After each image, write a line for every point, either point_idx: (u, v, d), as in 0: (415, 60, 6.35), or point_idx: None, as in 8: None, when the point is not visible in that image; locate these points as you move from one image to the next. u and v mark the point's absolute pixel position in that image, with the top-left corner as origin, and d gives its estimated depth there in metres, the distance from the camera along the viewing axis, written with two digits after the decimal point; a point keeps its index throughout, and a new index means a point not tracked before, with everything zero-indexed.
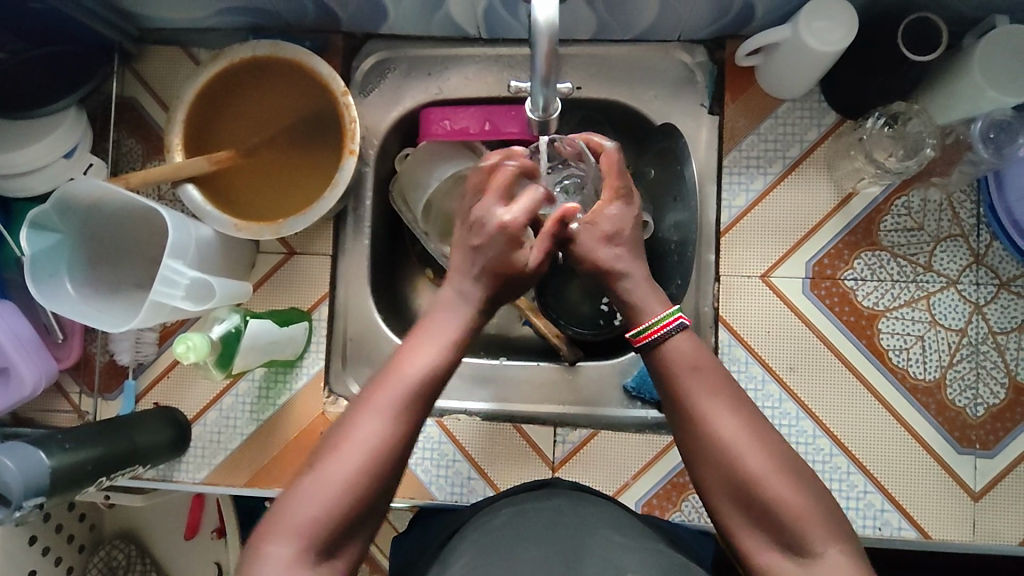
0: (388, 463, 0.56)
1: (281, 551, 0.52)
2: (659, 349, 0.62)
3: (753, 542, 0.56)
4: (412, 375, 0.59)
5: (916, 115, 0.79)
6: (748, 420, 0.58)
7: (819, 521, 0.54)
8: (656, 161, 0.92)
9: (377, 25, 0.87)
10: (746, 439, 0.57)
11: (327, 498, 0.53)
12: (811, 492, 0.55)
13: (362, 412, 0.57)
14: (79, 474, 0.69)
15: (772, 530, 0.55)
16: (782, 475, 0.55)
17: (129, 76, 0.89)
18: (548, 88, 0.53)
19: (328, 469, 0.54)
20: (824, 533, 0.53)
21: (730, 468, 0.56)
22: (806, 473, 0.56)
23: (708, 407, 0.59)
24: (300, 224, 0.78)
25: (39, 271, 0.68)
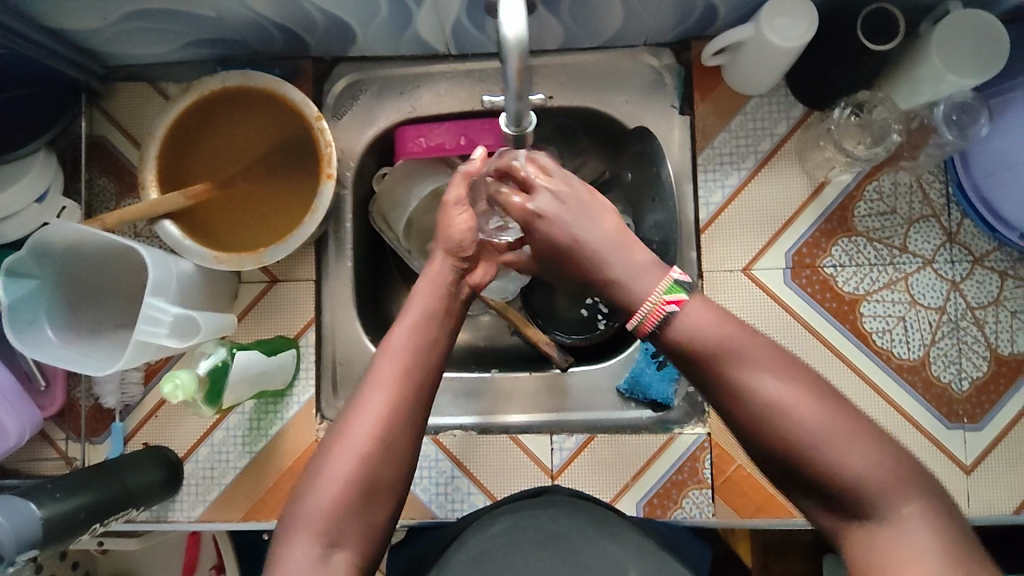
0: (397, 451, 0.59)
1: (301, 548, 0.55)
2: (667, 331, 0.55)
3: (819, 511, 0.52)
4: (407, 364, 0.61)
5: (880, 102, 0.81)
6: (796, 388, 0.51)
7: (889, 482, 0.49)
8: (632, 163, 0.92)
9: (346, 48, 0.87)
10: (800, 409, 0.51)
11: (340, 493, 0.57)
12: (878, 452, 0.50)
13: (363, 408, 0.59)
14: (72, 522, 0.67)
15: (840, 500, 0.50)
16: (846, 439, 0.50)
17: (97, 115, 0.88)
18: (521, 101, 0.54)
19: (339, 468, 0.57)
20: (899, 495, 0.49)
21: (779, 438, 0.51)
22: (871, 431, 0.51)
23: (749, 381, 0.52)
24: (281, 252, 0.77)
25: (17, 318, 0.67)
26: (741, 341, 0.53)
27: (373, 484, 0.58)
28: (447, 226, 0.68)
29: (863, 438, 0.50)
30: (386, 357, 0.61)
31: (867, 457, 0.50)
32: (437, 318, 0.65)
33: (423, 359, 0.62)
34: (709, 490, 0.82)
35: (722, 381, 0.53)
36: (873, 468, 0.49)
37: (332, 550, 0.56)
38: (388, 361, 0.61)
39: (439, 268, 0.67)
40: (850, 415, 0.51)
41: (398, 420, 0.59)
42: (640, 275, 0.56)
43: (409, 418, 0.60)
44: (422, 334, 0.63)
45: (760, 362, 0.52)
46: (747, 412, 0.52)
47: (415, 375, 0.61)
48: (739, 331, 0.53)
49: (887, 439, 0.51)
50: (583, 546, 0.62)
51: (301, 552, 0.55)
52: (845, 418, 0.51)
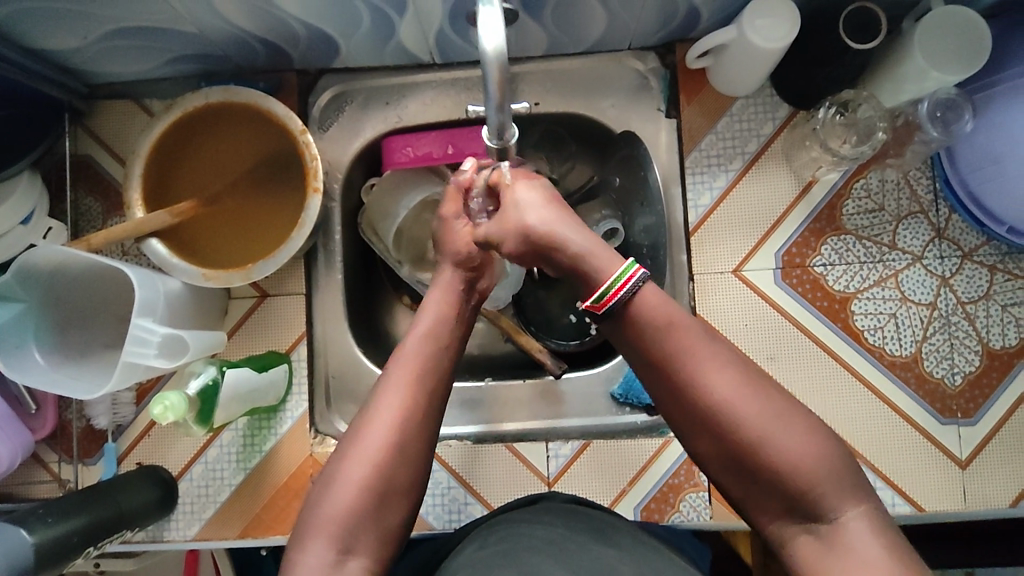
0: (411, 454, 0.59)
1: (317, 552, 0.55)
2: (622, 321, 0.58)
3: (764, 510, 0.55)
4: (422, 365, 0.62)
5: (865, 100, 0.81)
6: (741, 383, 0.54)
7: (825, 472, 0.52)
8: (619, 169, 0.96)
9: (330, 60, 0.86)
10: (742, 403, 0.53)
11: (357, 496, 0.57)
12: (818, 446, 0.53)
13: (379, 408, 0.59)
14: (66, 547, 0.66)
15: (782, 497, 0.53)
16: (786, 431, 0.53)
17: (82, 134, 0.88)
18: (503, 113, 0.53)
19: (356, 469, 0.57)
20: (836, 485, 0.52)
21: (724, 430, 0.54)
22: (811, 425, 0.54)
23: (697, 374, 0.55)
24: (269, 267, 0.76)
25: (4, 343, 0.67)
26: (687, 338, 0.56)
27: (390, 484, 0.58)
28: (450, 239, 0.70)
29: (803, 433, 0.53)
30: (402, 361, 0.62)
31: (808, 450, 0.52)
32: (449, 325, 0.66)
33: (436, 363, 0.63)
34: (706, 493, 0.82)
35: (673, 376, 0.56)
36: (814, 461, 0.52)
37: (345, 557, 0.56)
38: (404, 364, 0.62)
39: (449, 278, 0.69)
40: (790, 408, 0.54)
41: (416, 420, 0.60)
42: (593, 254, 0.60)
43: (425, 417, 0.60)
44: (436, 337, 0.64)
45: (707, 357, 0.55)
46: (696, 406, 0.55)
47: (431, 376, 0.62)
48: (688, 329, 0.56)
49: (825, 433, 0.54)
50: (581, 554, 0.60)
51: (315, 557, 0.55)
52: (785, 412, 0.54)
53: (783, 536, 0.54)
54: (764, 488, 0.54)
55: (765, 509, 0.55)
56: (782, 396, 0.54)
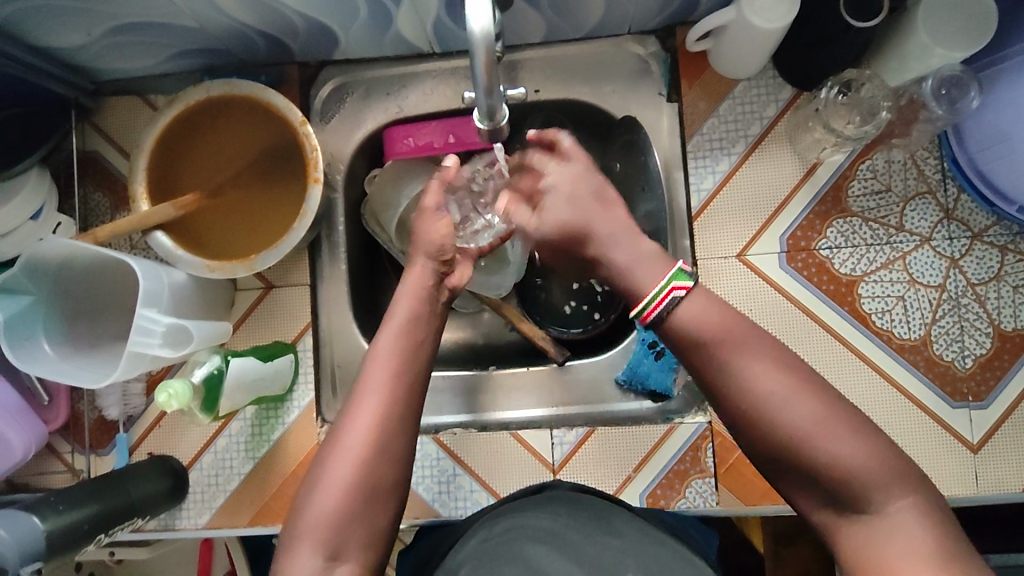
0: (394, 454, 0.60)
1: (305, 558, 0.56)
2: (671, 322, 0.58)
3: (812, 503, 0.55)
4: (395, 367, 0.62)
5: (868, 80, 0.80)
6: (787, 385, 0.54)
7: (875, 469, 0.52)
8: (620, 154, 0.94)
9: (330, 52, 0.87)
10: (792, 405, 0.54)
11: (344, 499, 0.57)
12: (870, 448, 0.53)
13: (356, 415, 0.60)
14: (76, 534, 0.67)
15: (826, 492, 0.54)
16: (834, 429, 0.53)
17: (89, 130, 0.89)
18: (492, 97, 0.54)
19: (338, 476, 0.58)
20: (886, 484, 0.52)
21: (769, 426, 0.54)
22: (861, 427, 0.53)
23: (743, 376, 0.55)
24: (272, 257, 0.77)
25: (15, 336, 0.68)
26: (737, 341, 0.56)
27: (371, 488, 0.58)
28: (421, 234, 0.70)
29: (846, 430, 0.53)
30: (376, 362, 0.62)
31: (856, 452, 0.52)
32: (422, 323, 0.66)
33: (410, 362, 0.63)
34: (712, 479, 0.82)
35: (723, 379, 0.56)
36: (861, 463, 0.52)
37: (335, 563, 0.56)
38: (378, 366, 0.62)
39: (421, 273, 0.68)
40: (840, 411, 0.54)
41: (391, 424, 0.60)
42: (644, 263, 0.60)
43: (402, 421, 0.61)
44: (410, 338, 0.64)
45: (753, 358, 0.55)
46: (738, 406, 0.56)
47: (405, 380, 0.62)
48: (737, 329, 0.56)
49: (873, 431, 0.54)
50: (584, 544, 0.60)
51: (305, 561, 0.56)
52: (834, 414, 0.53)
53: (831, 528, 0.55)
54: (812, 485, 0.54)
55: (816, 503, 0.55)
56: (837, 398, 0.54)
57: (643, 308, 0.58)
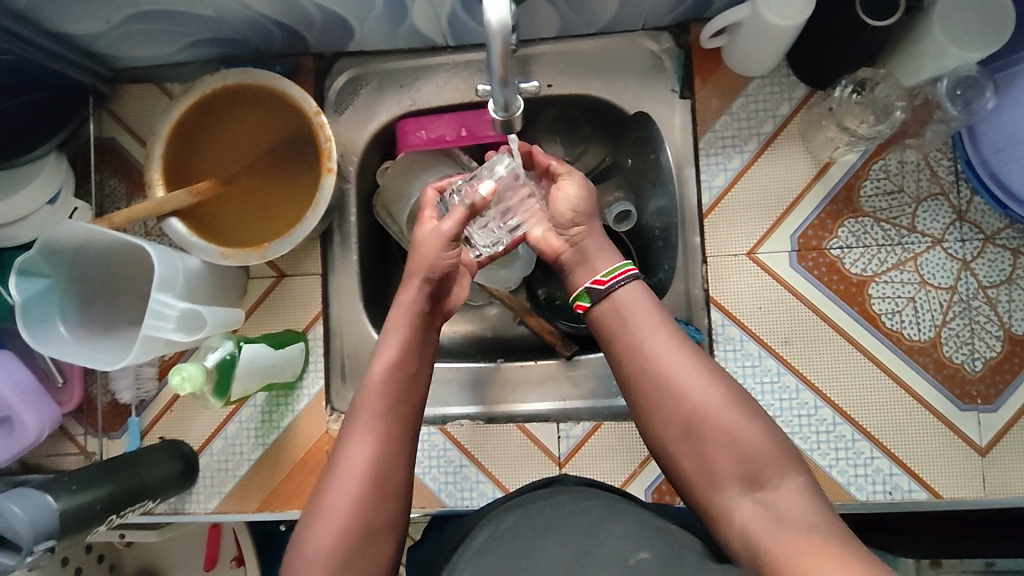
0: (391, 488, 0.60)
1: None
2: (605, 301, 0.65)
3: (718, 488, 0.58)
4: (384, 408, 0.63)
5: (882, 79, 0.80)
6: (693, 362, 0.61)
7: (770, 448, 0.58)
8: (633, 150, 0.94)
9: (345, 43, 0.87)
10: (700, 384, 0.60)
11: (344, 536, 0.57)
12: (762, 427, 0.59)
13: (348, 452, 0.60)
14: (88, 514, 0.69)
15: (729, 468, 0.58)
16: (735, 409, 0.59)
17: (106, 117, 0.90)
18: (507, 88, 0.54)
19: (333, 515, 0.58)
20: (781, 465, 0.57)
21: (679, 401, 0.60)
22: (756, 409, 0.60)
23: (657, 350, 0.62)
24: (284, 246, 0.78)
25: (31, 317, 0.69)
26: (654, 326, 0.63)
27: (369, 524, 0.59)
28: (427, 250, 0.69)
29: (745, 413, 0.59)
30: (367, 393, 0.63)
31: (750, 427, 0.58)
32: (415, 356, 0.66)
33: (403, 397, 0.64)
34: None
35: (637, 356, 0.62)
36: (753, 437, 0.58)
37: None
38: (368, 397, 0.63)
39: (415, 296, 0.67)
40: (738, 392, 0.61)
41: (386, 458, 0.61)
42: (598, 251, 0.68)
43: (394, 461, 0.61)
44: (398, 378, 0.64)
45: (665, 337, 0.62)
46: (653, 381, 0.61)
47: (396, 413, 0.63)
48: (655, 313, 0.64)
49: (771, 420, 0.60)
50: None
51: None
52: (732, 392, 0.60)
53: (729, 509, 0.57)
54: (711, 461, 0.58)
55: (716, 480, 0.58)
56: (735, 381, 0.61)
57: (604, 276, 0.66)
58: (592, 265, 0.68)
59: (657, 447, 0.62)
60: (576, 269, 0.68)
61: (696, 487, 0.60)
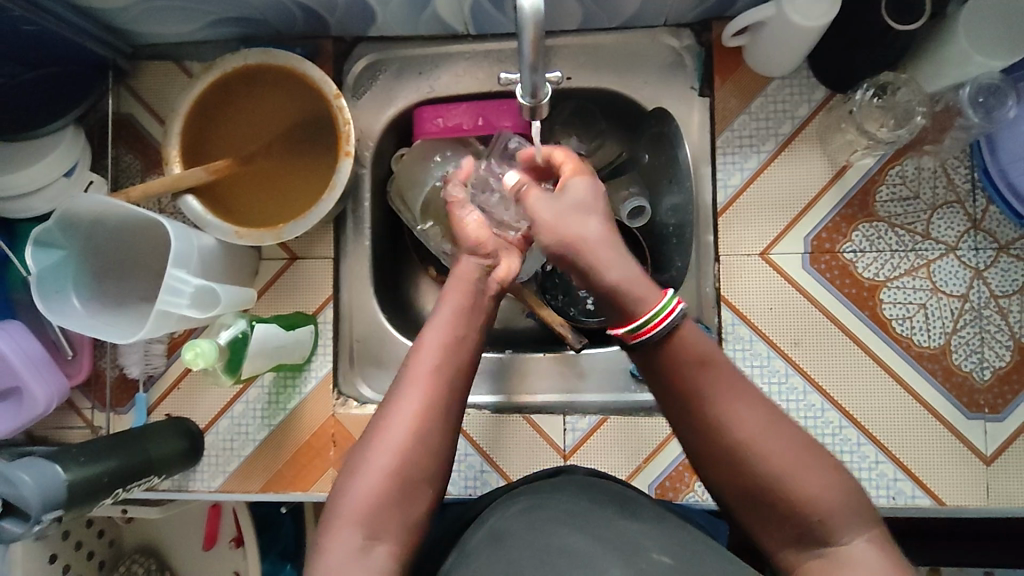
0: (436, 440, 0.58)
1: (343, 538, 0.54)
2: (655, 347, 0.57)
3: (776, 540, 0.55)
4: (435, 372, 0.59)
5: (904, 84, 0.80)
6: (762, 418, 0.55)
7: (841, 515, 0.53)
8: (651, 146, 0.94)
9: (366, 28, 0.87)
10: (765, 442, 0.54)
11: (386, 485, 0.56)
12: (835, 488, 0.53)
13: (395, 410, 0.58)
14: (96, 485, 0.69)
15: (791, 530, 0.54)
16: (806, 471, 0.53)
17: (124, 94, 0.90)
18: (536, 75, 0.55)
19: (376, 464, 0.56)
20: (853, 524, 0.53)
21: (737, 457, 0.55)
22: (831, 466, 0.54)
23: (720, 407, 0.56)
24: (300, 228, 0.78)
25: (45, 288, 0.69)
26: (706, 373, 0.57)
27: (406, 483, 0.56)
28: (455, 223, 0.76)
29: (816, 471, 0.54)
30: (418, 353, 0.61)
31: (827, 487, 0.53)
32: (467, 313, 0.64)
33: (456, 353, 0.61)
34: None
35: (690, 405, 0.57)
36: (829, 498, 0.53)
37: (372, 542, 0.55)
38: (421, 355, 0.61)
39: (466, 268, 0.68)
40: (809, 449, 0.55)
41: (437, 414, 0.58)
42: (630, 289, 0.58)
43: (440, 428, 0.58)
44: (457, 342, 0.62)
45: (729, 389, 0.56)
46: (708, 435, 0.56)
47: (448, 372, 0.60)
48: (711, 364, 0.56)
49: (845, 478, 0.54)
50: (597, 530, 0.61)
51: (343, 541, 0.54)
52: (807, 451, 0.55)
53: (790, 562, 0.55)
54: (775, 520, 0.54)
55: (770, 540, 0.56)
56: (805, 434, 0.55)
57: (630, 331, 0.58)
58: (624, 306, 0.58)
59: (715, 495, 0.58)
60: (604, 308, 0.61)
61: (758, 536, 0.57)
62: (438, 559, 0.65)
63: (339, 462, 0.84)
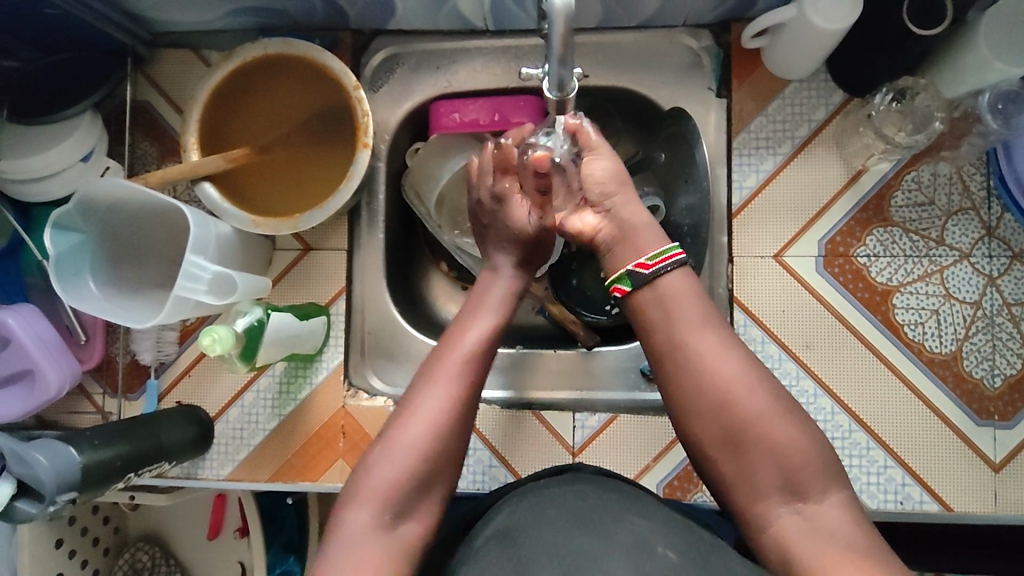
0: (461, 430, 0.61)
1: (364, 515, 0.57)
2: (650, 288, 0.64)
3: (759, 494, 0.58)
4: (466, 363, 0.63)
5: (924, 89, 0.80)
6: (747, 368, 0.60)
7: (816, 465, 0.58)
8: (666, 146, 0.94)
9: (385, 21, 0.87)
10: (748, 392, 0.59)
11: (413, 467, 0.58)
12: (808, 438, 0.59)
13: (427, 394, 0.61)
14: (107, 470, 0.70)
15: (772, 478, 0.58)
16: (784, 419, 0.59)
17: (142, 81, 0.90)
18: (563, 68, 0.56)
19: (405, 447, 0.59)
20: (826, 480, 0.57)
21: (725, 405, 0.59)
22: (803, 419, 0.60)
23: (706, 355, 0.61)
24: (316, 218, 0.78)
25: (63, 271, 0.70)
26: (695, 324, 0.62)
27: (433, 468, 0.59)
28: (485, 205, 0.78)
29: (793, 425, 0.59)
30: (449, 348, 0.64)
31: (800, 437, 0.58)
32: (495, 318, 0.68)
33: (485, 352, 0.65)
34: None
35: (681, 355, 0.61)
36: (801, 447, 0.58)
37: (395, 527, 0.57)
38: (453, 350, 0.64)
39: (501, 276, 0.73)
40: (787, 402, 0.60)
41: (464, 407, 0.62)
42: (643, 232, 0.68)
43: (464, 420, 0.62)
44: (486, 342, 0.66)
45: (716, 340, 0.61)
46: (697, 384, 0.61)
47: (477, 368, 0.64)
48: (702, 312, 0.63)
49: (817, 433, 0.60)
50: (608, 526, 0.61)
51: (366, 518, 0.56)
52: (785, 407, 0.60)
53: (768, 518, 0.58)
54: (754, 469, 0.58)
55: (754, 491, 0.59)
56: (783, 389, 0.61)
57: (648, 260, 0.65)
58: (639, 246, 0.67)
59: (699, 449, 0.62)
60: (615, 247, 0.68)
61: (735, 492, 0.60)
62: (447, 550, 0.65)
63: (348, 454, 0.84)
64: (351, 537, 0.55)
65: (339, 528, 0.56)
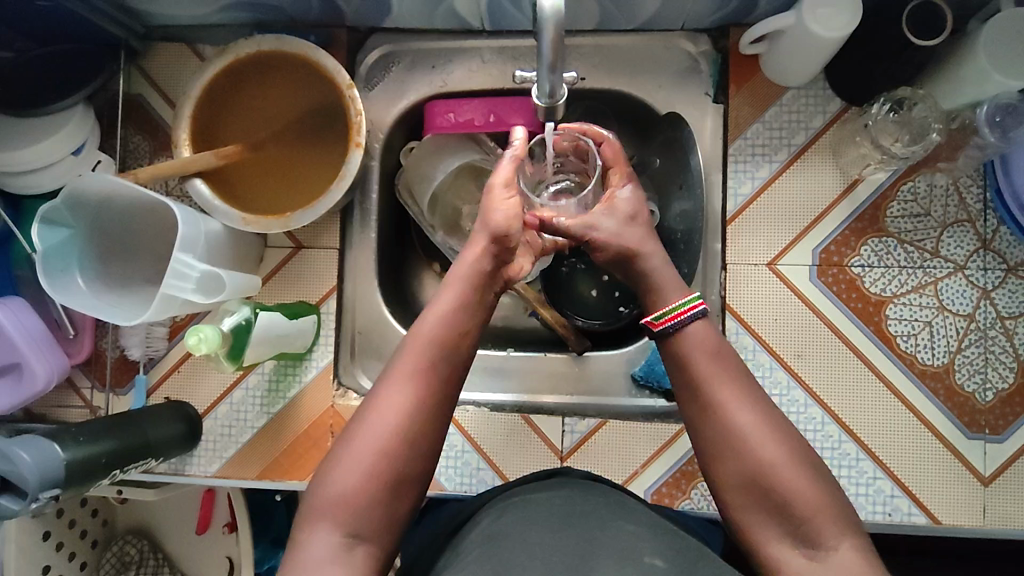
0: (417, 435, 0.60)
1: (322, 534, 0.56)
2: (679, 335, 0.64)
3: (769, 534, 0.58)
4: (430, 359, 0.62)
5: (921, 100, 0.79)
6: (764, 419, 0.61)
7: (828, 518, 0.57)
8: (660, 150, 0.92)
9: (381, 19, 0.87)
10: (765, 441, 0.59)
11: (364, 479, 0.58)
12: (821, 490, 0.58)
13: (384, 398, 0.60)
14: (93, 467, 0.70)
15: (781, 523, 0.58)
16: (795, 468, 0.58)
17: (136, 74, 0.89)
18: (553, 75, 0.56)
19: (358, 456, 0.58)
20: (838, 528, 0.57)
21: (739, 449, 0.60)
22: (816, 469, 0.59)
23: (722, 401, 0.61)
24: (308, 217, 0.78)
25: (49, 266, 0.70)
26: (716, 372, 0.63)
27: (386, 480, 0.58)
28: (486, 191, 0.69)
29: (804, 475, 0.58)
30: (413, 343, 0.62)
31: (810, 488, 0.58)
32: (464, 309, 0.65)
33: (449, 349, 0.63)
34: None
35: (703, 400, 0.62)
36: (809, 496, 0.58)
37: (355, 541, 0.57)
38: (415, 347, 0.62)
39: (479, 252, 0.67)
40: (805, 454, 0.60)
41: (422, 411, 0.60)
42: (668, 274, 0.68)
43: (422, 427, 0.60)
44: (450, 336, 0.63)
45: (735, 389, 0.62)
46: (713, 429, 0.61)
47: (439, 371, 0.62)
48: (725, 362, 0.63)
49: (830, 485, 0.59)
50: None
51: (322, 538, 0.56)
52: (799, 457, 0.59)
53: (773, 560, 0.58)
54: (761, 510, 0.59)
55: (760, 532, 0.59)
56: (798, 441, 0.61)
57: (656, 318, 0.65)
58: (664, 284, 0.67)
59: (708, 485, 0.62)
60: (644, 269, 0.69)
61: (738, 522, 0.60)
62: (431, 555, 0.64)
63: None
64: (308, 554, 0.56)
65: (299, 546, 0.56)
